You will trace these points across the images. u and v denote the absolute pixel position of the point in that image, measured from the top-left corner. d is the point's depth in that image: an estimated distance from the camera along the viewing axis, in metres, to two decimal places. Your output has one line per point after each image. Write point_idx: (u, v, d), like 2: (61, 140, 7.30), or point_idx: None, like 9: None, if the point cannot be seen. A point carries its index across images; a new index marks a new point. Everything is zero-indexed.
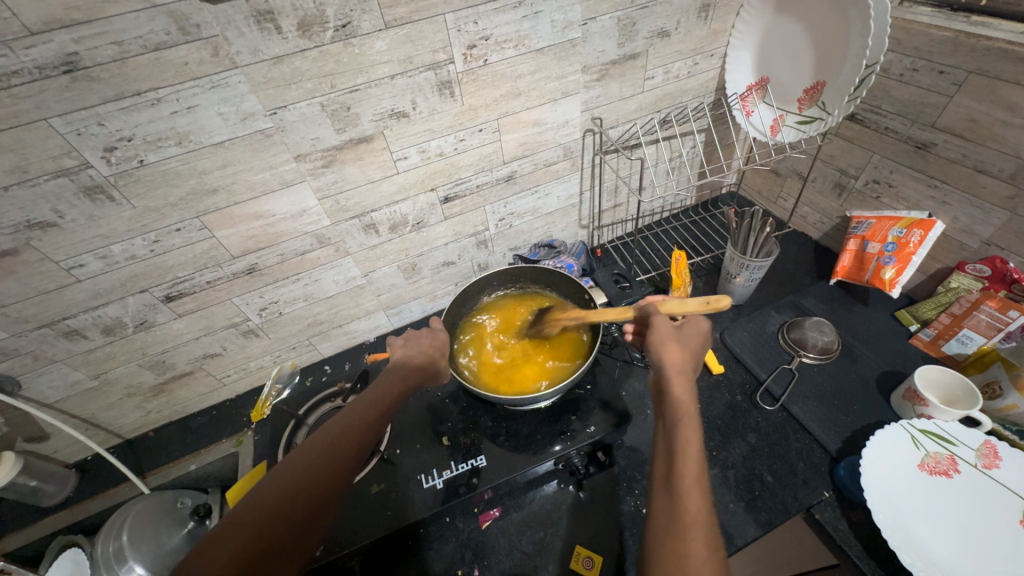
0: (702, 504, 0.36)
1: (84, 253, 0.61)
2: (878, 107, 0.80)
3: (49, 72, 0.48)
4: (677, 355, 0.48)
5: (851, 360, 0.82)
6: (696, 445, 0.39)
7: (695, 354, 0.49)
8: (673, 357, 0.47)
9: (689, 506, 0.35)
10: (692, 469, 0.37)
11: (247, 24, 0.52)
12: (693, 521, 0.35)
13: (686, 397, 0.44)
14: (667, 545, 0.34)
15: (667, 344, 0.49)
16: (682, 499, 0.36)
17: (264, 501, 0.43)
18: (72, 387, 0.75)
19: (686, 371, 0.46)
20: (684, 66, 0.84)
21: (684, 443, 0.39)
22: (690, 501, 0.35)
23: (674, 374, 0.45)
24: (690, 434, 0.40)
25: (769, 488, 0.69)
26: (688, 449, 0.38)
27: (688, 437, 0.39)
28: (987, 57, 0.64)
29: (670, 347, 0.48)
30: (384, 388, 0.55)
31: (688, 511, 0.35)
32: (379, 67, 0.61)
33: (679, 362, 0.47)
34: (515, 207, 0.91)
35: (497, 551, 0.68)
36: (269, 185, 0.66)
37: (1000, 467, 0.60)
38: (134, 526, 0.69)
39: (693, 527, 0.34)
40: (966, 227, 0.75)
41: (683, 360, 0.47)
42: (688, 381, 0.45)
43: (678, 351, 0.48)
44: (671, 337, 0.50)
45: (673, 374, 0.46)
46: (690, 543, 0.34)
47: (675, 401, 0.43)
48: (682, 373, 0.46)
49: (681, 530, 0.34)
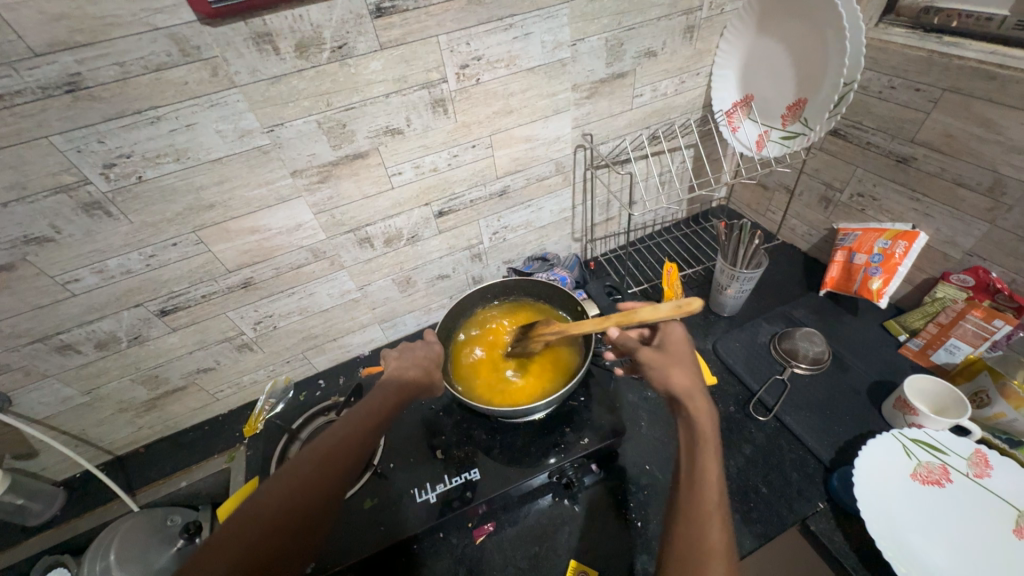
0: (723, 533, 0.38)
1: (80, 267, 0.62)
2: (859, 123, 0.82)
3: (51, 92, 0.49)
4: (688, 377, 0.49)
5: (842, 370, 0.83)
6: (717, 475, 0.41)
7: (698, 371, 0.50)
8: (683, 380, 0.49)
9: (710, 535, 0.37)
10: (713, 499, 0.40)
11: (246, 46, 0.54)
12: (715, 552, 0.37)
13: (705, 423, 0.46)
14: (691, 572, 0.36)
15: (675, 368, 0.50)
16: (704, 529, 0.38)
17: (259, 513, 0.44)
18: (64, 402, 0.75)
19: (701, 395, 0.48)
20: (671, 84, 0.87)
21: (705, 472, 0.41)
22: (712, 530, 0.38)
23: (693, 396, 0.47)
24: (710, 463, 0.42)
25: (764, 499, 0.69)
26: (711, 477, 0.41)
27: (709, 466, 0.42)
28: (961, 76, 0.67)
29: (677, 371, 0.50)
30: (378, 398, 0.56)
31: (709, 541, 0.37)
32: (375, 86, 0.63)
33: (696, 383, 0.49)
34: (509, 220, 0.92)
35: (492, 567, 0.67)
36: (265, 200, 0.67)
37: (991, 476, 0.60)
38: (123, 545, 0.68)
39: (716, 556, 0.36)
40: (949, 238, 0.77)
41: (691, 382, 0.49)
42: (708, 407, 0.47)
43: (686, 373, 0.50)
44: (677, 360, 0.51)
45: (692, 396, 0.47)
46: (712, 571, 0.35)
47: (694, 427, 0.45)
48: (697, 398, 0.48)
49: (704, 560, 0.36)
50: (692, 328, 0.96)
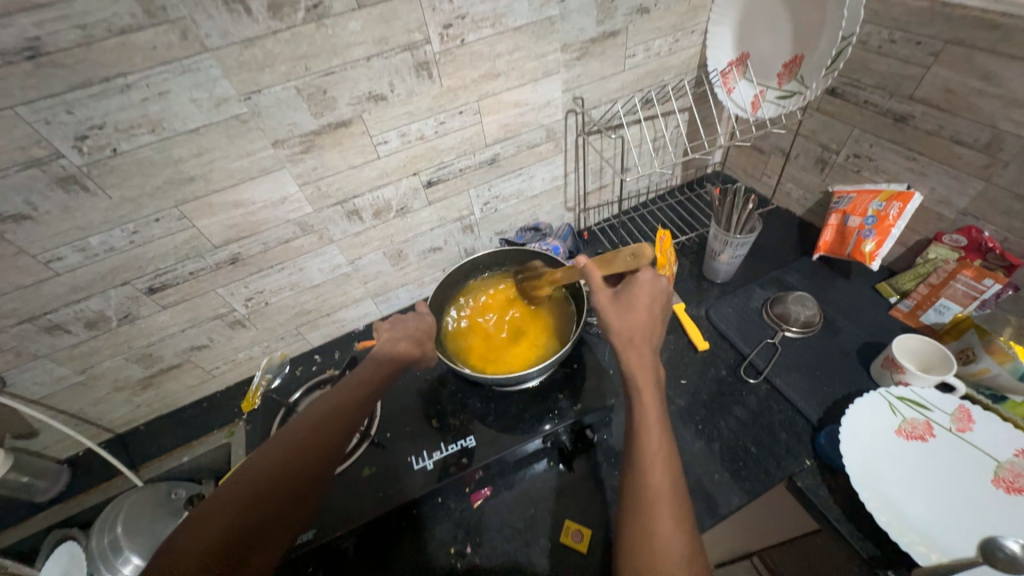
0: (666, 478, 0.41)
1: (61, 245, 0.61)
2: (857, 81, 0.80)
3: (11, 58, 0.47)
4: (630, 327, 0.51)
5: (832, 333, 0.84)
6: (655, 423, 0.44)
7: (647, 318, 0.52)
8: (624, 332, 0.50)
9: (654, 484, 0.41)
10: (654, 448, 0.43)
11: (215, 6, 0.51)
12: (659, 497, 0.40)
13: (644, 372, 0.48)
14: (639, 519, 0.40)
15: (616, 321, 0.51)
16: (647, 479, 0.41)
17: (253, 478, 0.45)
18: (59, 382, 0.75)
19: (640, 344, 0.50)
20: (665, 43, 0.84)
21: (643, 424, 0.44)
22: (655, 477, 0.41)
23: (632, 351, 0.49)
24: (649, 414, 0.45)
25: (753, 458, 0.71)
26: (649, 428, 0.44)
27: (648, 416, 0.45)
28: (963, 26, 0.65)
29: (620, 323, 0.51)
30: (372, 368, 0.57)
31: (653, 490, 0.41)
32: (354, 48, 0.60)
33: (633, 334, 0.50)
34: (500, 190, 0.90)
35: (489, 529, 0.69)
36: (247, 172, 0.65)
37: (973, 430, 0.62)
38: (129, 517, 0.70)
39: (660, 501, 0.40)
40: (943, 198, 0.76)
41: (635, 331, 0.50)
42: (644, 355, 0.49)
43: (630, 323, 0.51)
44: (620, 311, 0.52)
45: (630, 352, 0.49)
46: (658, 517, 0.39)
47: (633, 380, 0.47)
48: (636, 347, 0.49)
49: (650, 507, 0.40)
50: (685, 295, 0.96)
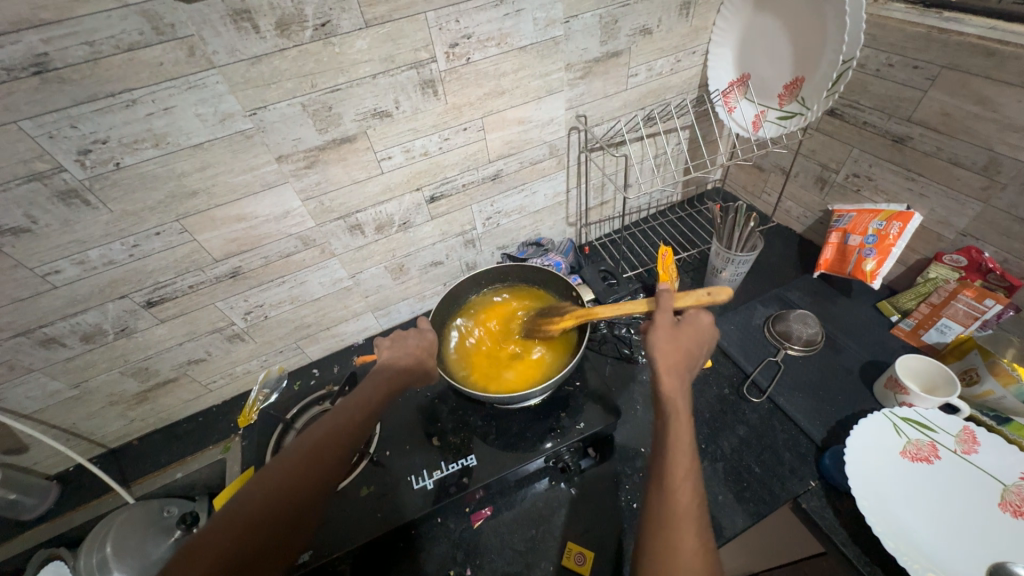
0: (692, 498, 0.42)
1: (59, 259, 0.60)
2: (856, 102, 0.81)
3: (17, 74, 0.47)
4: (672, 353, 0.51)
5: (835, 351, 0.84)
6: (689, 444, 0.45)
7: (692, 347, 0.52)
8: (668, 356, 0.51)
9: (681, 503, 0.41)
10: (684, 467, 0.43)
11: (223, 24, 0.51)
12: (684, 517, 0.40)
13: (678, 394, 0.49)
14: (664, 538, 0.40)
15: (662, 343, 0.52)
16: (675, 498, 0.41)
17: (245, 507, 0.44)
18: (51, 397, 0.74)
19: (679, 370, 0.50)
20: (667, 63, 0.85)
21: (677, 444, 0.44)
22: (683, 496, 0.41)
23: (669, 371, 0.49)
24: (682, 433, 0.45)
25: (757, 479, 0.70)
26: (682, 448, 0.44)
27: (682, 437, 0.45)
28: (959, 52, 0.66)
29: (666, 347, 0.51)
30: (370, 390, 0.56)
31: (679, 507, 0.41)
32: (361, 66, 0.61)
33: (672, 356, 0.51)
34: (503, 205, 0.91)
35: (490, 550, 0.68)
36: (251, 187, 0.65)
37: (978, 452, 0.61)
38: (118, 537, 0.68)
39: (685, 520, 0.40)
40: (942, 219, 0.77)
41: (677, 358, 0.51)
42: (682, 380, 0.49)
43: (675, 349, 0.51)
44: (668, 335, 0.52)
45: (667, 371, 0.49)
46: (682, 535, 0.39)
47: (670, 400, 0.48)
48: (676, 372, 0.50)
49: (674, 526, 0.40)
50: None
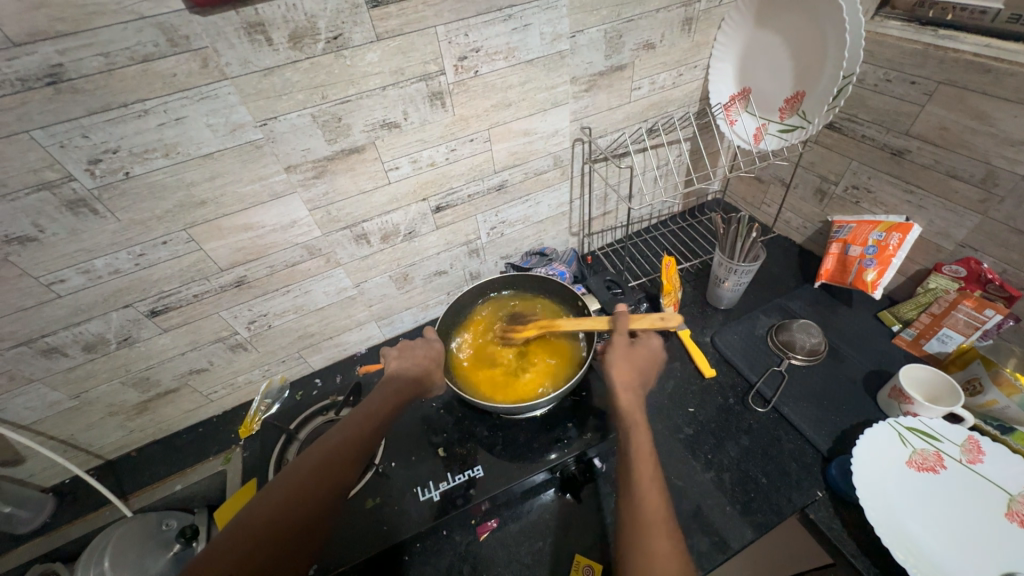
0: (659, 502, 0.43)
1: (65, 268, 0.60)
2: (854, 116, 0.83)
3: (31, 84, 0.47)
4: (627, 373, 0.57)
5: (837, 361, 0.84)
6: (649, 452, 0.48)
7: (644, 367, 0.59)
8: (624, 376, 0.56)
9: (647, 506, 0.43)
10: (647, 474, 0.46)
11: (237, 36, 0.52)
12: (652, 519, 0.42)
13: (636, 411, 0.53)
14: (635, 539, 0.41)
15: (617, 363, 0.58)
16: (642, 502, 0.43)
17: (253, 522, 0.43)
18: (51, 407, 0.73)
19: (634, 387, 0.56)
20: (669, 77, 0.87)
21: (638, 452, 0.48)
22: (648, 497, 0.43)
23: (625, 389, 0.55)
24: (642, 444, 0.49)
25: (764, 490, 0.70)
26: (642, 456, 0.47)
27: (642, 447, 0.48)
28: (955, 68, 0.68)
29: (621, 366, 0.57)
30: (378, 402, 0.57)
31: (647, 510, 0.42)
32: (371, 78, 0.61)
33: (626, 377, 0.56)
34: (507, 215, 0.91)
35: (496, 563, 0.67)
36: (259, 197, 0.65)
37: (983, 462, 0.62)
38: (117, 551, 0.67)
39: (654, 522, 0.41)
40: (941, 230, 0.78)
41: (632, 378, 0.57)
42: (637, 398, 0.55)
43: (627, 369, 0.58)
44: (623, 357, 0.59)
45: (623, 390, 0.55)
46: (652, 537, 0.40)
47: (627, 414, 0.52)
48: (632, 391, 0.55)
49: (644, 529, 0.41)
50: (690, 322, 0.96)
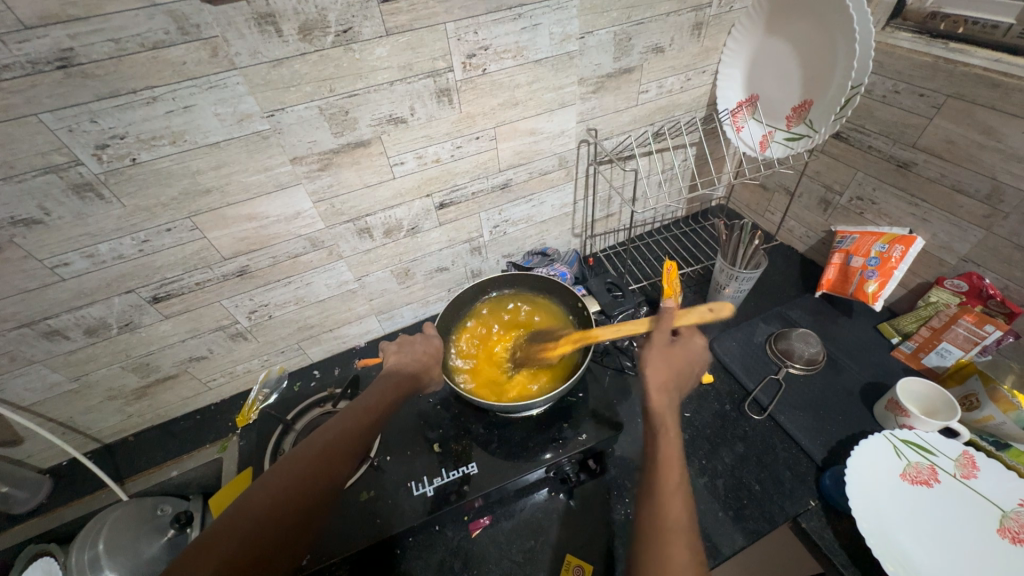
0: (683, 510, 0.42)
1: (69, 251, 0.60)
2: (862, 127, 0.83)
3: (42, 67, 0.47)
4: (663, 373, 0.55)
5: (835, 371, 0.84)
6: (678, 458, 0.46)
7: (683, 367, 0.56)
8: (659, 375, 0.54)
9: (671, 511, 0.42)
10: (673, 479, 0.44)
11: (247, 26, 0.52)
12: (675, 527, 0.41)
13: (667, 414, 0.51)
14: (653, 547, 0.40)
15: (654, 363, 0.55)
16: (665, 509, 0.42)
17: (249, 509, 0.44)
18: (50, 389, 0.73)
19: (669, 389, 0.53)
20: (677, 81, 0.87)
21: (667, 457, 0.46)
22: (671, 506, 0.42)
23: (658, 390, 0.52)
24: (672, 448, 0.47)
25: (757, 497, 0.70)
26: (671, 461, 0.46)
27: (670, 452, 0.47)
28: (964, 83, 0.67)
29: (657, 365, 0.55)
30: (376, 396, 0.57)
31: (670, 516, 0.41)
32: (379, 73, 0.61)
33: (662, 378, 0.54)
34: (511, 214, 0.91)
35: (487, 560, 0.67)
36: (263, 187, 0.65)
37: (977, 477, 0.61)
38: (111, 534, 0.67)
39: (676, 530, 0.40)
40: (945, 244, 0.78)
41: (668, 378, 0.54)
42: (671, 401, 0.52)
43: (665, 369, 0.55)
44: (661, 356, 0.56)
45: (655, 391, 0.52)
46: (673, 544, 0.40)
47: (657, 417, 0.50)
48: (665, 392, 0.53)
49: (665, 535, 0.40)
50: None
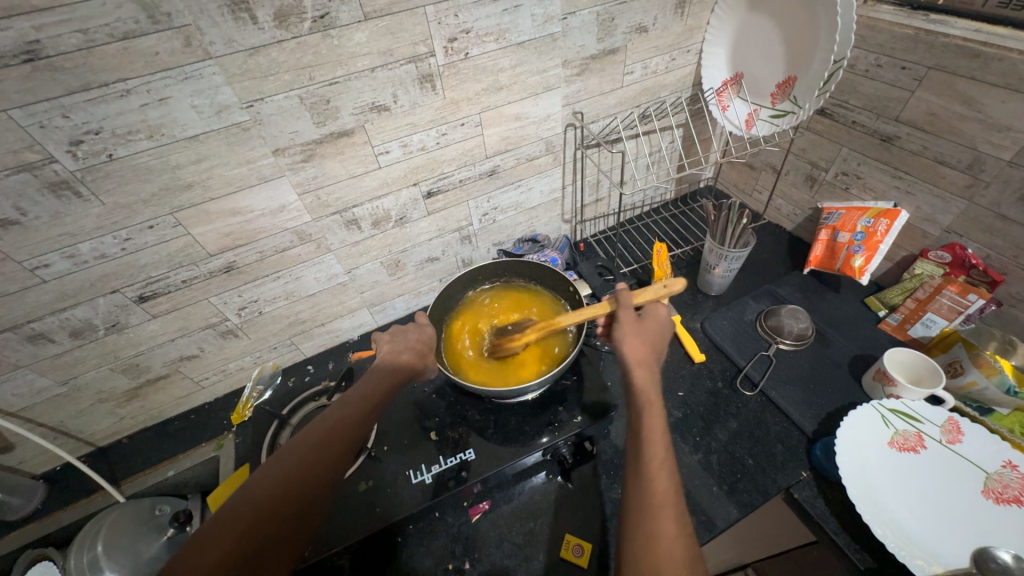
0: (670, 483, 0.42)
1: (49, 252, 0.59)
2: (845, 102, 0.83)
3: (8, 61, 0.46)
4: (640, 348, 0.54)
5: (824, 345, 0.86)
6: (661, 432, 0.46)
7: (654, 341, 0.56)
8: (635, 351, 0.53)
9: (658, 487, 0.42)
10: (658, 455, 0.44)
11: (220, 14, 0.50)
12: (663, 502, 0.41)
13: (649, 387, 0.50)
14: (641, 522, 0.40)
15: (630, 340, 0.54)
16: (653, 485, 0.42)
17: (248, 503, 0.44)
18: (39, 394, 0.72)
19: (648, 363, 0.53)
20: (662, 61, 0.86)
21: (650, 432, 0.45)
22: (659, 482, 0.42)
23: (638, 365, 0.52)
24: (656, 423, 0.46)
25: (750, 470, 0.71)
26: (655, 436, 0.45)
27: (654, 426, 0.46)
28: (945, 53, 0.68)
29: (633, 342, 0.54)
30: (372, 384, 0.57)
31: (656, 492, 0.41)
32: (359, 59, 0.60)
33: (640, 354, 0.53)
34: (499, 201, 0.91)
35: (488, 544, 0.68)
36: (247, 180, 0.64)
37: (962, 442, 0.63)
38: (110, 535, 0.67)
39: (664, 507, 0.41)
40: (928, 216, 0.79)
41: (645, 352, 0.54)
42: (651, 374, 0.51)
43: (641, 345, 0.54)
44: (634, 332, 0.55)
45: (636, 365, 0.52)
46: (660, 519, 0.40)
47: (640, 391, 0.49)
48: (644, 366, 0.52)
49: (654, 509, 0.40)
50: (681, 308, 0.97)
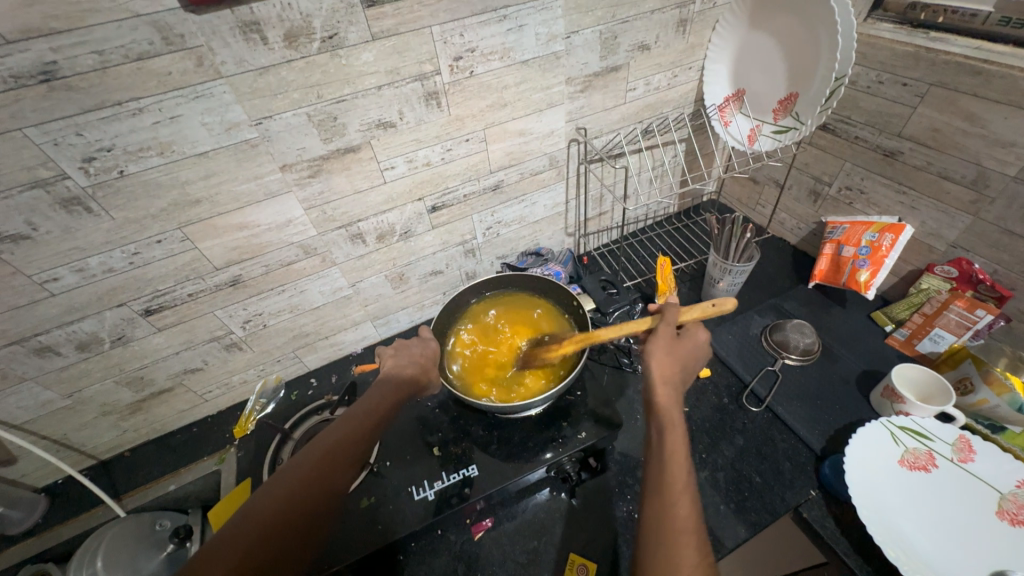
0: (691, 509, 0.41)
1: (59, 266, 0.59)
2: (848, 118, 0.84)
3: (25, 81, 0.47)
4: (668, 366, 0.53)
5: (831, 361, 0.85)
6: (683, 455, 0.44)
7: (687, 361, 0.55)
8: (663, 369, 0.52)
9: (679, 511, 0.40)
10: (681, 478, 0.42)
11: (232, 35, 0.52)
12: (683, 529, 0.39)
13: (673, 408, 0.49)
14: (659, 549, 0.38)
15: (657, 356, 0.54)
16: (673, 508, 0.40)
17: (253, 520, 0.43)
18: (43, 407, 0.72)
19: (674, 382, 0.52)
20: (664, 78, 0.87)
21: (672, 454, 0.44)
22: (679, 506, 0.41)
23: (662, 385, 0.51)
24: (678, 445, 0.45)
25: (758, 489, 0.70)
26: (678, 458, 0.44)
27: (677, 448, 0.45)
28: (946, 71, 0.68)
29: (662, 359, 0.53)
30: (377, 398, 0.57)
31: (678, 517, 0.40)
32: (366, 78, 0.62)
33: (666, 372, 0.52)
34: (503, 216, 0.91)
35: (491, 563, 0.67)
36: (254, 195, 0.65)
37: (974, 461, 0.62)
38: (109, 552, 0.67)
39: (684, 533, 0.39)
40: (934, 231, 0.78)
41: (673, 371, 0.52)
42: (675, 394, 0.50)
43: (669, 362, 0.53)
44: (666, 348, 0.55)
45: (659, 384, 0.51)
46: (680, 545, 0.38)
47: (663, 412, 0.48)
48: (668, 385, 0.51)
49: (673, 536, 0.39)
50: None
